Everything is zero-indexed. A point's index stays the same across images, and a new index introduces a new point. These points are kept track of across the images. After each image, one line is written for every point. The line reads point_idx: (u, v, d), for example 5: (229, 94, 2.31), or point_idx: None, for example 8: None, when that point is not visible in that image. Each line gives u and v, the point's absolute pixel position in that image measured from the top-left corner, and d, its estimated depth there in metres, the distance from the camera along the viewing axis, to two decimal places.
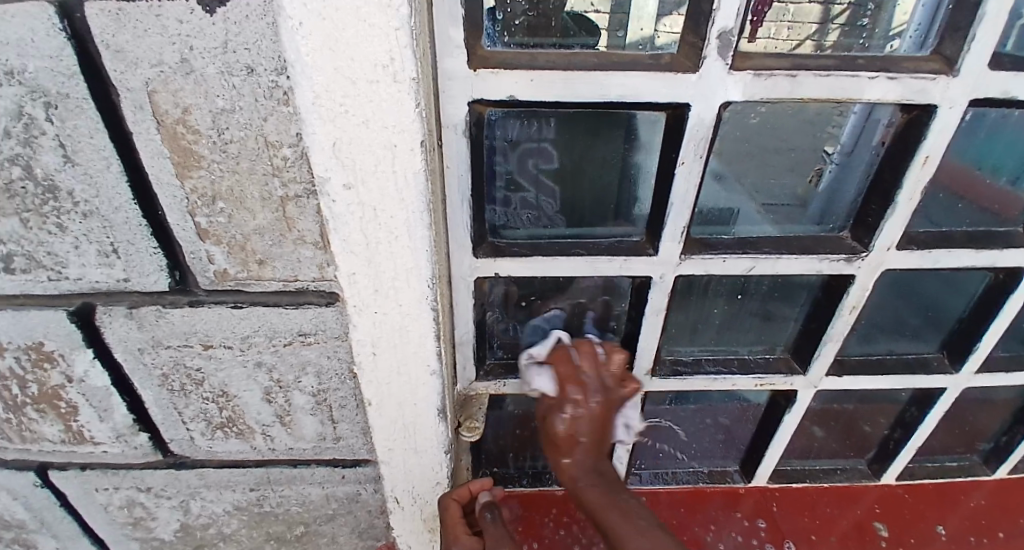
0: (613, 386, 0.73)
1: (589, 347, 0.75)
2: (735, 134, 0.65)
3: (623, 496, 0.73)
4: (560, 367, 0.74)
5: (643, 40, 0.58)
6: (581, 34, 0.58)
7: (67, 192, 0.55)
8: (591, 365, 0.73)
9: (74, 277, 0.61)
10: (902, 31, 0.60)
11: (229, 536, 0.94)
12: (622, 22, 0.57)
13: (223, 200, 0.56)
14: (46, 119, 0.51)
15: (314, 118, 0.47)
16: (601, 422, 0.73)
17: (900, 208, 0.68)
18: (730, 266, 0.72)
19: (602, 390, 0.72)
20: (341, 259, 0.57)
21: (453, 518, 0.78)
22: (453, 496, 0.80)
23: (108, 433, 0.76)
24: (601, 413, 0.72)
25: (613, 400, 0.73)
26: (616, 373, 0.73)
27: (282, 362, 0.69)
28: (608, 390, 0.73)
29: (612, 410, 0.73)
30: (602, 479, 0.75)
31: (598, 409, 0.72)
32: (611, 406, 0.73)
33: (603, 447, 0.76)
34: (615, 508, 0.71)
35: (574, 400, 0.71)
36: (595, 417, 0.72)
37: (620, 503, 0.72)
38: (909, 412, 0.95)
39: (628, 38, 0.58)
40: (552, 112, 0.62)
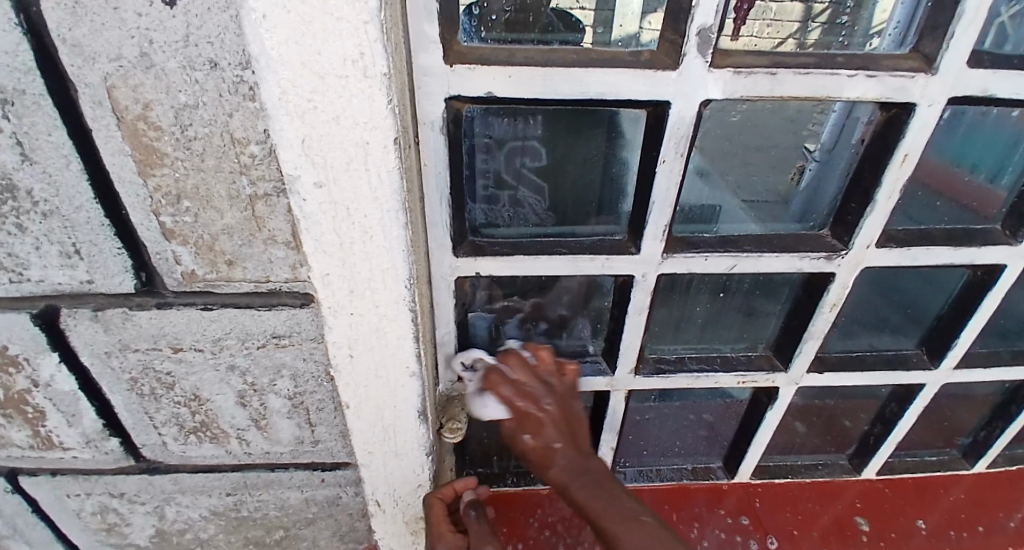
0: (558, 384, 0.72)
1: (517, 356, 0.73)
2: (717, 132, 0.65)
3: (615, 491, 0.69)
4: (499, 388, 0.71)
5: (631, 36, 0.56)
6: (566, 30, 0.57)
7: (26, 192, 0.53)
8: (528, 372, 0.71)
9: (36, 279, 0.59)
10: (882, 30, 0.59)
11: (207, 541, 0.92)
12: (609, 19, 0.56)
13: (188, 199, 0.54)
14: (2, 115, 0.49)
15: (282, 114, 0.46)
16: (567, 424, 0.71)
17: (879, 207, 0.68)
18: (712, 264, 0.71)
19: (542, 396, 0.70)
20: (316, 259, 0.55)
21: (438, 516, 0.77)
22: (437, 495, 0.79)
23: (77, 438, 0.74)
24: (557, 416, 0.70)
25: (563, 399, 0.72)
26: (554, 371, 0.73)
27: (256, 364, 0.68)
28: (512, 393, 0.70)
29: (570, 410, 0.72)
30: (596, 477, 0.70)
31: (558, 415, 0.70)
32: (567, 408, 0.71)
33: (587, 448, 0.73)
34: (613, 507, 0.67)
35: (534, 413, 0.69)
36: (555, 423, 0.70)
37: (617, 504, 0.68)
38: (890, 408, 0.95)
39: (616, 33, 0.57)
40: (538, 109, 0.61)
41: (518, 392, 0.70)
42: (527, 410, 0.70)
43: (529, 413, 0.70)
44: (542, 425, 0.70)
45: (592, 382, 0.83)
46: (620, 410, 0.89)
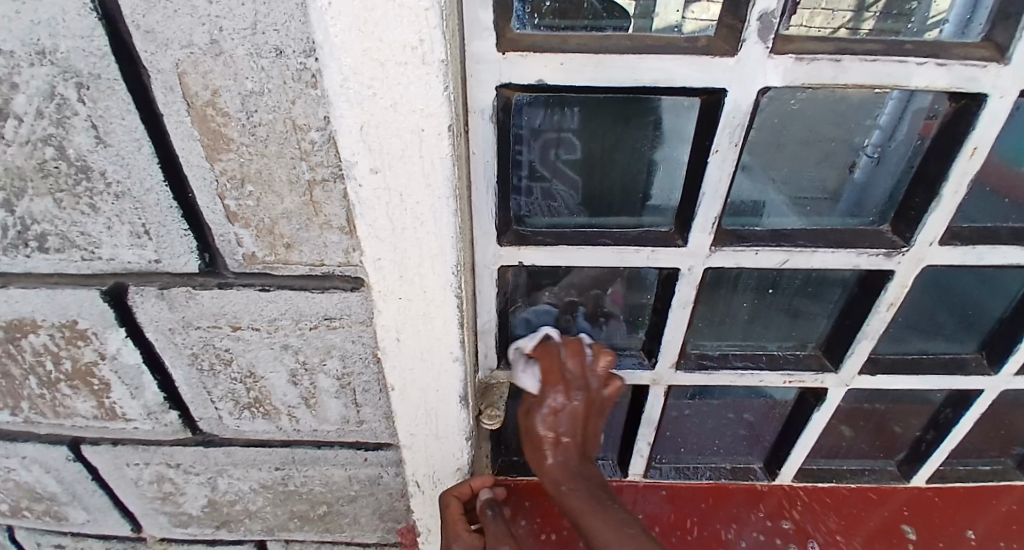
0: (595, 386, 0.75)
1: (580, 344, 0.76)
2: (771, 121, 0.63)
3: (603, 499, 0.72)
4: (544, 357, 0.76)
5: (672, 26, 0.55)
6: (605, 17, 0.56)
7: (99, 173, 0.56)
8: (573, 360, 0.74)
9: (107, 257, 0.62)
10: (940, 20, 0.57)
11: (255, 513, 0.95)
12: (648, 9, 0.55)
13: (252, 183, 0.56)
14: (78, 99, 0.52)
15: (342, 100, 0.47)
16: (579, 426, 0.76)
17: (944, 202, 0.65)
18: (763, 258, 0.70)
19: (575, 389, 0.74)
20: (368, 243, 0.57)
21: (452, 515, 0.78)
22: (454, 493, 0.79)
23: (138, 410, 0.77)
24: (574, 413, 0.75)
25: (595, 401, 0.76)
26: (601, 375, 0.75)
27: (308, 345, 0.69)
28: (558, 380, 0.74)
29: (592, 412, 0.77)
30: (587, 485, 0.75)
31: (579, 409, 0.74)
32: (588, 407, 0.76)
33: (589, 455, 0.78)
34: (597, 515, 0.70)
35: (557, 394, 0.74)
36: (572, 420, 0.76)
37: (601, 510, 0.71)
38: (943, 414, 0.93)
39: (656, 24, 0.55)
40: (573, 99, 0.61)
41: (572, 384, 0.74)
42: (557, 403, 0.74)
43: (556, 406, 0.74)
44: (562, 412, 0.74)
45: (634, 375, 0.84)
46: (660, 404, 0.89)
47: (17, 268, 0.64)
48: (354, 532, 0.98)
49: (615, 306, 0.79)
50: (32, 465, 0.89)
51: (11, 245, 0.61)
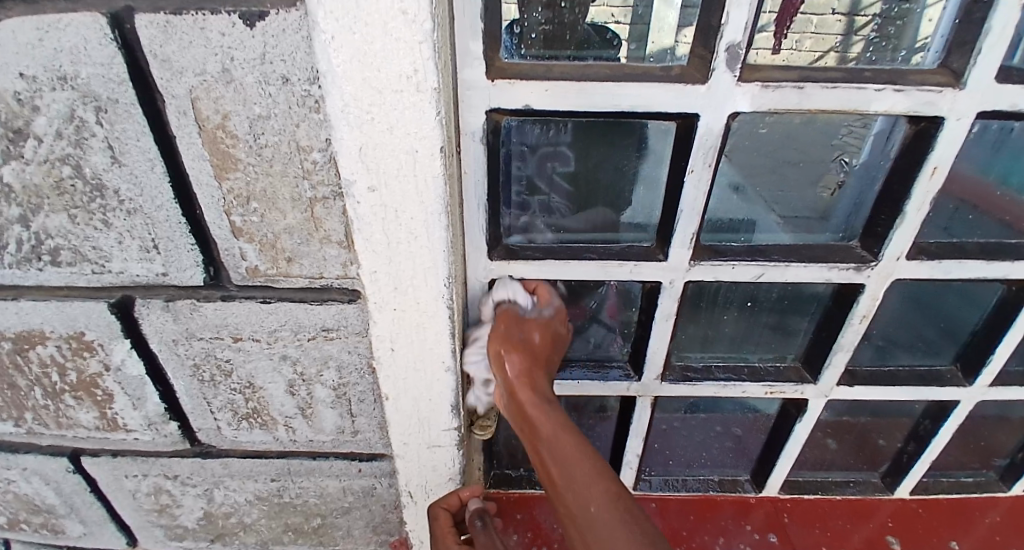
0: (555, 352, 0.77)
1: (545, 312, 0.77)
2: (743, 145, 0.67)
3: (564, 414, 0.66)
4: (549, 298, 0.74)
5: (666, 51, 0.60)
6: (608, 46, 0.60)
7: (113, 191, 0.59)
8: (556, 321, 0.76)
9: (117, 271, 0.65)
10: (925, 45, 0.61)
11: (250, 525, 0.97)
12: (644, 33, 0.59)
13: (257, 201, 0.59)
14: (96, 122, 0.55)
15: (343, 124, 0.51)
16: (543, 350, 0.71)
17: (908, 220, 0.69)
18: (740, 272, 0.73)
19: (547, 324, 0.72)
20: (364, 257, 0.60)
21: (441, 527, 0.80)
22: (443, 505, 0.82)
23: (140, 420, 0.79)
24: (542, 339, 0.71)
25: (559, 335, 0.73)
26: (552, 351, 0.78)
27: (306, 355, 0.72)
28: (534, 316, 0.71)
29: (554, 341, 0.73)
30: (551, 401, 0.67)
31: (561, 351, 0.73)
32: (553, 337, 0.73)
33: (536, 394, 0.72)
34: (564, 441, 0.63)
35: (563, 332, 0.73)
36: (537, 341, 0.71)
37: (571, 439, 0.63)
38: (924, 426, 0.96)
39: (650, 50, 0.60)
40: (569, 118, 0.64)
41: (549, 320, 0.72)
42: (531, 327, 0.71)
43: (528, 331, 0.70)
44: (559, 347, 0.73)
45: (619, 386, 0.87)
46: (646, 415, 0.92)
47: (29, 282, 0.66)
48: (347, 545, 1.00)
49: (604, 320, 0.83)
50: (31, 477, 0.90)
51: (25, 259, 0.64)
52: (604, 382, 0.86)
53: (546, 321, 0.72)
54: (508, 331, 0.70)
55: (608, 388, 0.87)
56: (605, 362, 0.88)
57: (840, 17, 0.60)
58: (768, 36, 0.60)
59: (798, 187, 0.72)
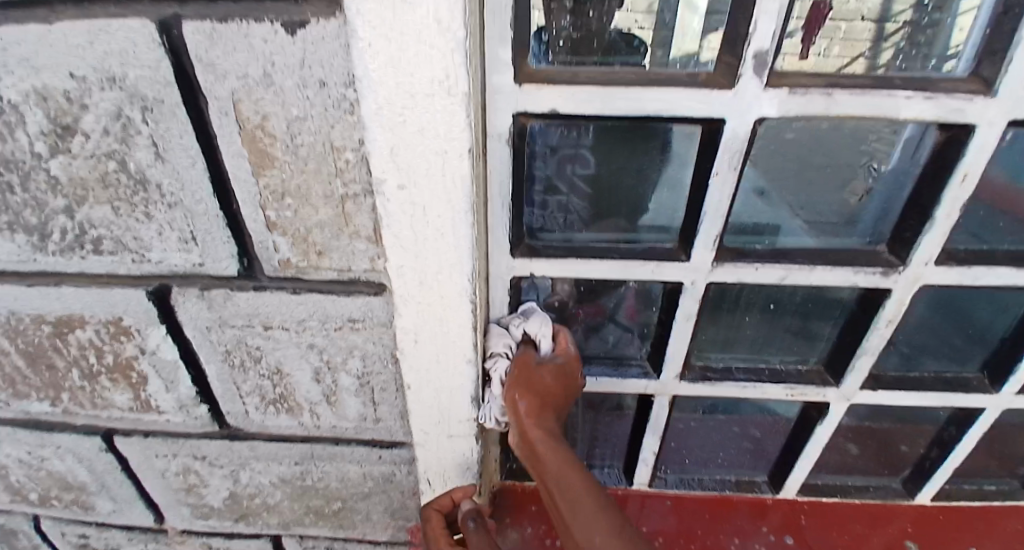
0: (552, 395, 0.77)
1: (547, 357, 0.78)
2: (769, 148, 0.67)
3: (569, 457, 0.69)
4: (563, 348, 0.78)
5: (691, 58, 0.60)
6: (635, 53, 0.61)
7: (155, 185, 0.61)
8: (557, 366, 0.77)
9: (155, 261, 0.67)
10: (958, 52, 0.61)
11: (272, 506, 1.00)
12: (667, 39, 0.60)
13: (291, 197, 0.61)
14: (142, 120, 0.57)
15: (376, 126, 0.52)
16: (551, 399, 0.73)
17: (937, 225, 0.70)
18: (763, 274, 0.74)
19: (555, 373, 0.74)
20: (392, 252, 0.62)
21: (434, 527, 0.84)
22: (434, 507, 0.86)
23: (172, 403, 0.82)
24: (551, 389, 0.73)
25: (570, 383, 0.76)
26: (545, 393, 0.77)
27: (332, 344, 0.74)
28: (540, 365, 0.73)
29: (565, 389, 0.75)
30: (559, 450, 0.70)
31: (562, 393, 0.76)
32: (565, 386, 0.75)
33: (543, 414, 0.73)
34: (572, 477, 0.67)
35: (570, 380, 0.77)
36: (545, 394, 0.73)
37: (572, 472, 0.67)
38: (947, 432, 0.96)
39: (676, 54, 0.60)
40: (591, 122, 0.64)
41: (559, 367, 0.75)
42: (538, 377, 0.73)
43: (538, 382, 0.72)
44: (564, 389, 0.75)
45: (638, 385, 0.88)
46: (665, 412, 0.93)
47: (72, 269, 0.69)
48: (365, 529, 1.03)
49: (623, 321, 0.84)
50: (66, 454, 0.94)
51: (69, 248, 0.67)
52: (623, 379, 0.88)
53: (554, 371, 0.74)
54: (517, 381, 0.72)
55: (627, 385, 0.88)
56: (625, 360, 0.89)
57: (870, 23, 0.60)
58: (798, 42, 0.60)
59: (818, 193, 0.72)
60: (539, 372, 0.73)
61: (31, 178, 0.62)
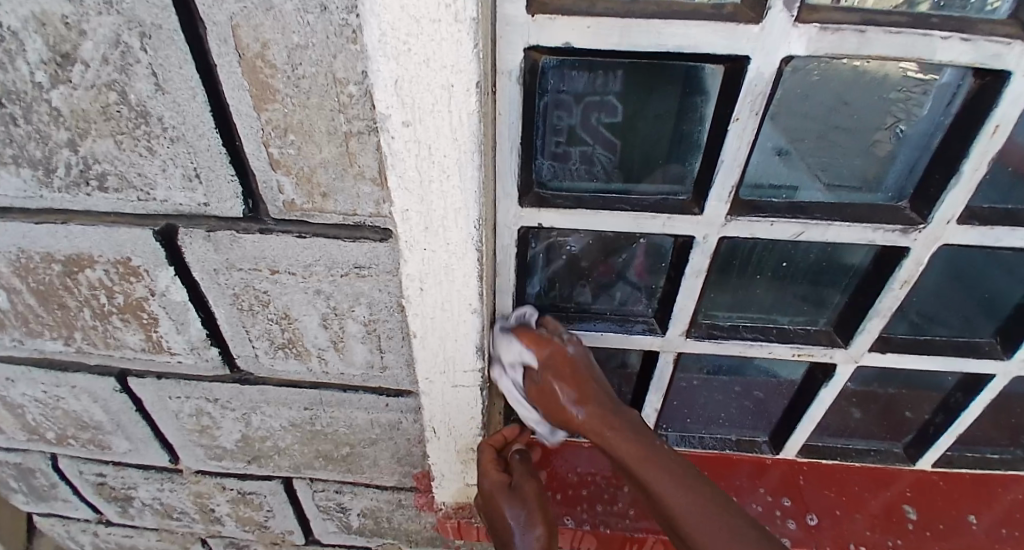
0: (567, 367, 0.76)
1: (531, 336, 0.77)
2: (795, 93, 0.64)
3: (653, 444, 0.73)
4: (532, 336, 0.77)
5: None
6: None
7: (157, 118, 0.61)
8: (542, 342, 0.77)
9: (161, 199, 0.67)
10: (998, 5, 0.58)
11: (283, 449, 1.02)
12: None
13: (294, 133, 0.60)
14: (141, 48, 0.56)
15: (380, 55, 0.50)
16: (580, 390, 0.75)
17: (964, 179, 0.67)
18: (778, 230, 0.72)
19: (552, 370, 0.76)
20: (396, 194, 0.60)
21: (489, 462, 0.84)
22: (489, 443, 0.86)
23: (183, 344, 0.83)
24: (566, 382, 0.75)
25: (570, 358, 0.77)
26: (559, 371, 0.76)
27: (339, 291, 0.74)
28: (543, 379, 0.76)
29: (580, 367, 0.77)
30: (635, 437, 0.73)
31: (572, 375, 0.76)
32: (569, 367, 0.76)
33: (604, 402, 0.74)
34: (668, 477, 0.69)
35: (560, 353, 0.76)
36: (576, 391, 0.75)
37: (662, 458, 0.71)
38: (954, 397, 0.94)
39: None
40: (620, 63, 0.63)
41: (547, 365, 0.76)
42: (553, 391, 0.76)
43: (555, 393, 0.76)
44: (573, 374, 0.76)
45: (643, 341, 0.87)
46: (670, 369, 0.92)
47: (78, 206, 0.69)
48: (373, 474, 1.05)
49: (630, 279, 0.83)
50: (80, 394, 0.96)
51: (74, 184, 0.67)
52: (628, 336, 0.86)
53: (553, 371, 0.76)
54: (551, 411, 0.77)
55: (632, 341, 0.87)
56: (631, 317, 0.88)
57: None
58: None
59: (848, 149, 0.69)
60: (549, 386, 0.76)
61: (34, 110, 0.61)
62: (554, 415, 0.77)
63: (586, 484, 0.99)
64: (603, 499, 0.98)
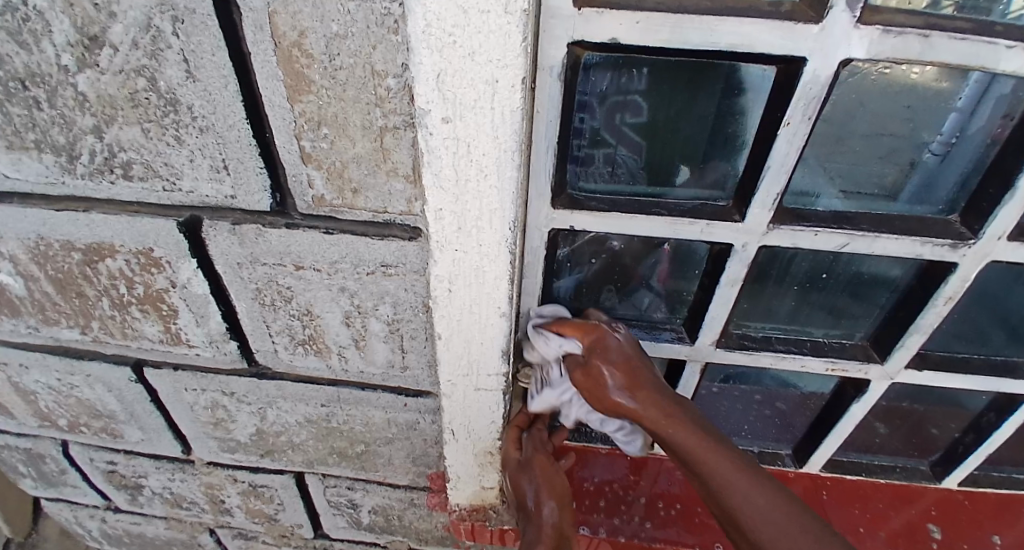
0: (607, 353, 0.73)
1: (573, 326, 0.75)
2: (850, 97, 0.61)
3: (714, 434, 0.71)
4: (574, 328, 0.74)
5: None
6: None
7: (186, 106, 0.59)
8: (583, 331, 0.74)
9: (186, 190, 0.65)
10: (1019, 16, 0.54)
11: (298, 445, 1.00)
12: None
13: (328, 126, 0.58)
14: (173, 33, 0.54)
15: (423, 47, 0.48)
16: (629, 379, 0.72)
17: (1018, 196, 0.63)
18: (822, 241, 0.69)
19: (598, 357, 0.73)
20: (431, 193, 0.58)
21: (509, 445, 0.84)
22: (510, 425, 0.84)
23: (201, 337, 0.81)
24: (614, 369, 0.72)
25: (618, 346, 0.73)
26: (605, 355, 0.73)
27: (363, 289, 0.72)
28: (590, 364, 0.74)
29: (627, 352, 0.73)
30: (698, 425, 0.71)
31: (621, 362, 0.73)
32: (618, 354, 0.73)
33: (665, 392, 0.73)
34: (732, 466, 0.68)
35: (603, 342, 0.73)
36: (626, 380, 0.72)
37: (727, 447, 0.70)
38: (986, 419, 0.90)
39: None
40: (644, 60, 0.60)
41: (592, 352, 0.74)
42: (599, 376, 0.73)
43: (602, 380, 0.73)
44: (616, 362, 0.73)
45: (671, 349, 0.85)
46: (695, 378, 0.89)
47: (101, 194, 0.67)
48: (387, 472, 1.02)
49: (655, 286, 0.80)
50: (95, 383, 0.94)
51: (97, 171, 0.65)
52: (656, 343, 0.84)
53: (599, 357, 0.73)
54: (597, 397, 0.75)
55: (660, 349, 0.85)
56: (657, 325, 0.85)
57: None
58: None
59: (879, 156, 0.66)
60: (595, 371, 0.73)
61: (59, 94, 0.59)
62: (600, 400, 0.75)
63: (603, 499, 0.96)
64: (618, 511, 0.95)
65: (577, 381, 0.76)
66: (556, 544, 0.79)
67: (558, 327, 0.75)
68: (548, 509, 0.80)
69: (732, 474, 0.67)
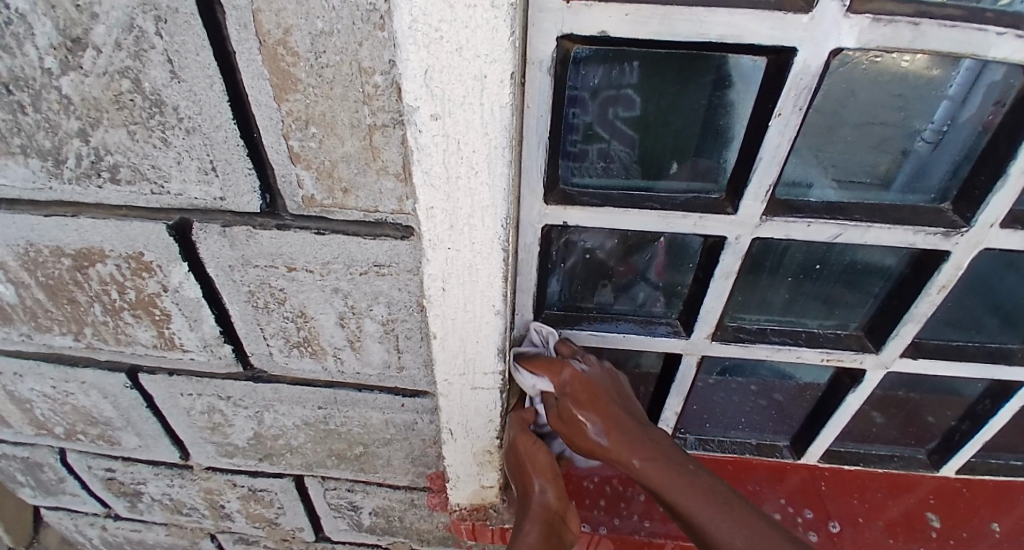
0: (576, 393, 0.74)
1: (545, 363, 0.76)
2: (841, 86, 0.61)
3: (686, 468, 0.71)
4: (545, 368, 0.75)
5: None
6: None
7: (172, 108, 0.58)
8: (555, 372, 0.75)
9: (175, 192, 0.65)
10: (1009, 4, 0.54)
11: (296, 448, 0.99)
12: None
13: (316, 125, 0.58)
14: (156, 33, 0.53)
15: (410, 42, 0.48)
16: (603, 417, 0.73)
17: (1010, 182, 0.63)
18: (814, 231, 0.69)
19: (569, 396, 0.74)
20: (422, 191, 0.57)
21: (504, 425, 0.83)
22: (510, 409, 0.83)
23: (195, 341, 0.81)
24: (585, 407, 0.74)
25: (587, 380, 0.75)
26: (576, 394, 0.74)
27: (357, 289, 0.71)
28: (563, 405, 0.75)
29: (597, 385, 0.75)
30: (672, 461, 0.72)
31: (590, 399, 0.74)
32: (587, 391, 0.74)
33: (638, 425, 0.74)
34: (704, 499, 0.68)
35: (571, 382, 0.75)
36: (599, 418, 0.73)
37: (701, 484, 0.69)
38: (981, 406, 0.90)
39: None
40: (635, 54, 0.59)
41: (565, 392, 0.75)
42: (574, 419, 0.74)
43: (577, 420, 0.74)
44: (587, 401, 0.74)
45: (667, 344, 0.84)
46: (691, 373, 0.89)
47: (89, 199, 0.67)
48: (386, 473, 1.02)
49: (650, 280, 0.80)
50: (90, 390, 0.94)
51: (85, 175, 0.64)
52: (651, 338, 0.83)
53: (572, 397, 0.74)
54: (576, 440, 0.76)
55: (655, 344, 0.84)
56: (653, 319, 0.84)
57: None
58: None
59: (872, 145, 0.66)
60: (570, 414, 0.75)
61: (44, 98, 0.59)
62: (580, 444, 0.75)
63: (603, 498, 0.95)
64: (618, 508, 0.95)
65: (553, 420, 0.76)
66: (546, 523, 0.78)
67: (530, 365, 0.77)
68: (537, 487, 0.78)
69: (704, 504, 0.67)
